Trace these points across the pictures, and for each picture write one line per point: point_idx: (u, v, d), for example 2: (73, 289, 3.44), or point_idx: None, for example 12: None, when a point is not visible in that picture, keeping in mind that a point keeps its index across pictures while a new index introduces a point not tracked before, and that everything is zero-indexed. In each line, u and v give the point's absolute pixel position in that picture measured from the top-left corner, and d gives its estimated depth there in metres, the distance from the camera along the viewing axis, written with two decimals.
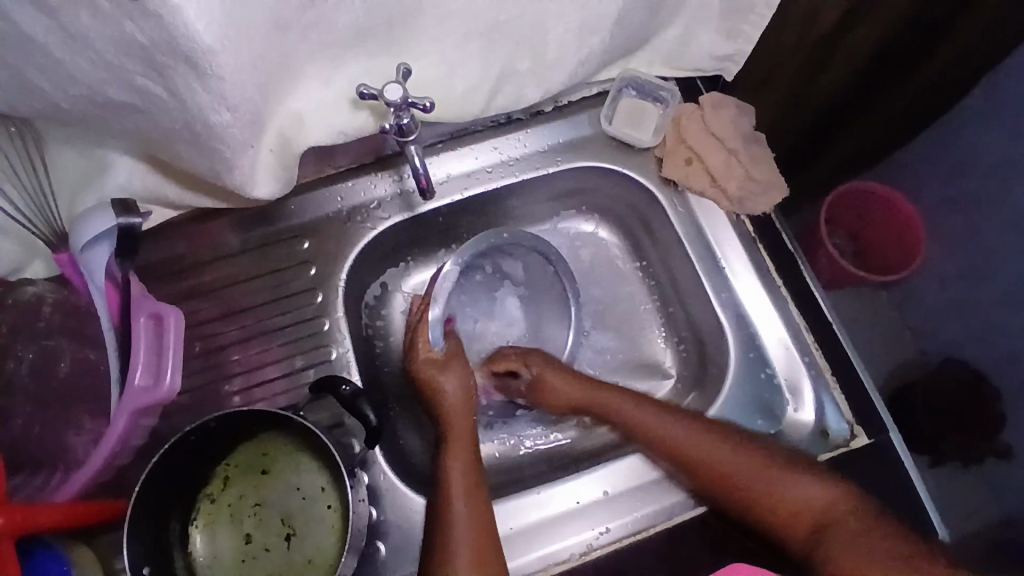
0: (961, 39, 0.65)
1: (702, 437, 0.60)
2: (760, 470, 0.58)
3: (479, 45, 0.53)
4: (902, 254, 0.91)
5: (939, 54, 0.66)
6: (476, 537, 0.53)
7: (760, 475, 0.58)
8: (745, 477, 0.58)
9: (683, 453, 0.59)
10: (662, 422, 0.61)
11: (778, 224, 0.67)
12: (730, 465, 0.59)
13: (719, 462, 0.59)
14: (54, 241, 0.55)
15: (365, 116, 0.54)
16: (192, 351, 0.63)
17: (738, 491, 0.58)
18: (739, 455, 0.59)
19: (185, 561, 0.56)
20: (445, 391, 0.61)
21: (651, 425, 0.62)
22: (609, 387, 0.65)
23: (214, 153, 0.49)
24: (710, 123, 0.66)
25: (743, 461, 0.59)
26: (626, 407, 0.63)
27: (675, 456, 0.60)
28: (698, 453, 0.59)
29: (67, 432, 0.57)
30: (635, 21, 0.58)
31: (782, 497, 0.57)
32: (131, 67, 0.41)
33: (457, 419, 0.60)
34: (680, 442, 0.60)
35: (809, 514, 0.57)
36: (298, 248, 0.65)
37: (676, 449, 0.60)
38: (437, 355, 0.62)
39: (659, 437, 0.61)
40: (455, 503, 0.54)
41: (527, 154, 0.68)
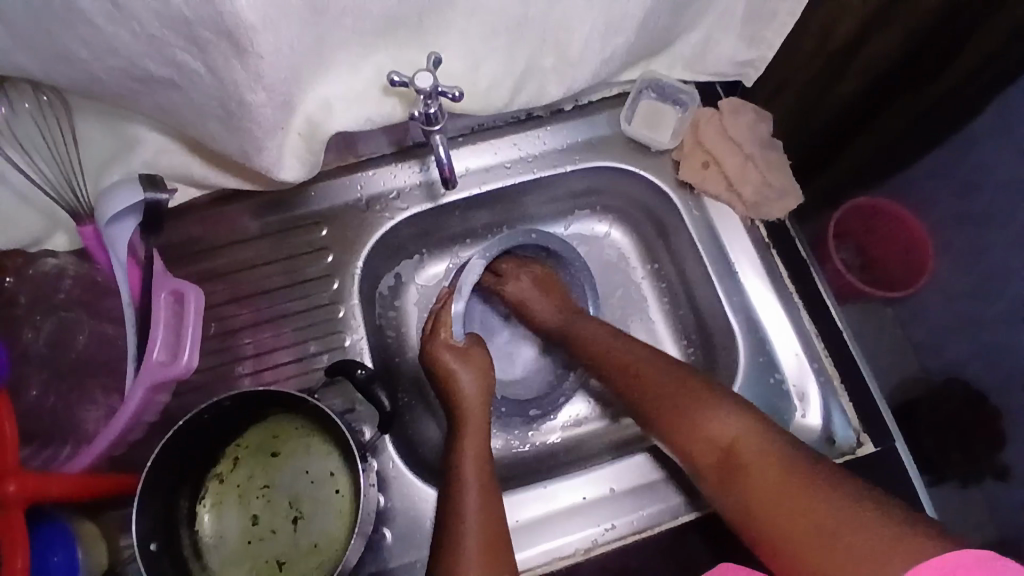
0: (979, 53, 0.64)
1: (642, 368, 0.59)
2: (683, 395, 0.55)
3: (506, 39, 0.54)
4: (906, 272, 0.93)
5: (956, 69, 0.67)
6: (486, 532, 0.52)
7: (687, 399, 0.55)
8: (673, 406, 0.55)
9: (624, 371, 0.60)
10: (614, 339, 0.63)
11: (791, 230, 0.68)
12: (666, 389, 0.56)
13: (655, 384, 0.57)
14: (82, 214, 0.55)
15: (392, 104, 0.55)
16: (207, 332, 0.63)
17: (668, 418, 0.55)
18: (667, 376, 0.57)
19: (191, 540, 0.56)
20: (461, 384, 0.61)
21: (598, 338, 0.63)
22: (578, 318, 0.66)
23: (245, 133, 0.50)
24: (727, 128, 0.66)
25: (670, 380, 0.57)
26: (586, 327, 0.65)
27: (619, 373, 0.60)
28: (640, 373, 0.59)
29: (82, 405, 0.57)
30: (660, 23, 0.59)
31: (694, 425, 0.52)
32: (172, 40, 0.42)
33: (471, 417, 0.59)
34: (626, 358, 0.60)
35: (722, 445, 0.51)
36: (316, 235, 0.66)
37: (625, 372, 0.60)
38: (456, 344, 0.63)
39: (608, 355, 0.62)
40: (468, 494, 0.54)
41: (546, 152, 0.69)
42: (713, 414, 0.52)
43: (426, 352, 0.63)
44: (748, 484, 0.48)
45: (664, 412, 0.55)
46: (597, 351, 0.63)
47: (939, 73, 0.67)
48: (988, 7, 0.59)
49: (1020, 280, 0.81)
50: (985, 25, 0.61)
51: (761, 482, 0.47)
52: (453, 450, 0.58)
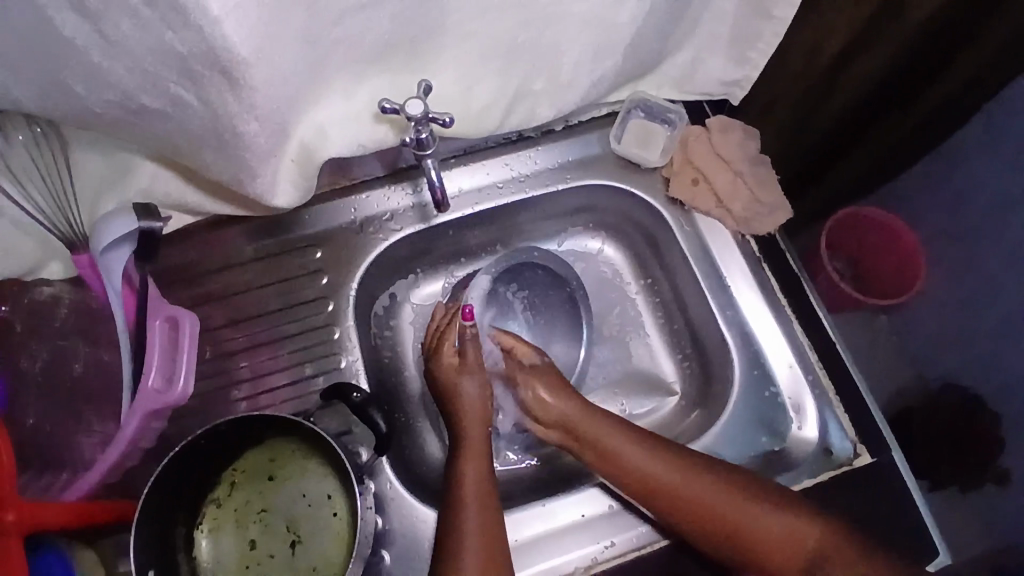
0: (966, 66, 0.66)
1: (680, 471, 0.58)
2: (738, 511, 0.56)
3: (496, 64, 0.55)
4: (901, 279, 0.93)
5: (943, 81, 0.68)
6: (486, 540, 0.53)
7: (749, 513, 0.56)
8: (721, 517, 0.56)
9: (659, 487, 0.57)
10: (647, 459, 0.58)
11: (782, 244, 0.69)
12: (717, 506, 0.57)
13: (705, 505, 0.57)
14: (76, 243, 0.56)
15: (385, 130, 0.55)
16: (203, 357, 0.63)
17: (729, 530, 0.56)
18: (708, 489, 0.57)
19: (189, 566, 0.56)
20: (464, 393, 0.61)
21: (625, 454, 0.59)
22: (594, 414, 0.61)
23: (240, 161, 0.50)
24: (716, 145, 0.67)
25: (719, 494, 0.57)
26: (610, 439, 0.60)
27: (652, 491, 0.58)
28: (692, 497, 0.57)
29: (79, 433, 0.57)
30: (647, 45, 0.60)
31: (762, 531, 0.56)
32: (166, 74, 0.43)
33: (472, 425, 0.60)
34: (663, 483, 0.57)
35: (793, 542, 0.56)
36: (311, 257, 0.66)
37: (665, 492, 0.57)
38: (461, 357, 0.63)
39: (648, 477, 0.58)
40: (469, 501, 0.55)
41: (538, 171, 0.70)
42: (779, 518, 0.56)
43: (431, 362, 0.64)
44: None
45: (722, 528, 0.57)
46: (630, 475, 0.58)
47: (925, 87, 0.68)
48: (975, 17, 0.60)
49: None
50: (973, 36, 0.62)
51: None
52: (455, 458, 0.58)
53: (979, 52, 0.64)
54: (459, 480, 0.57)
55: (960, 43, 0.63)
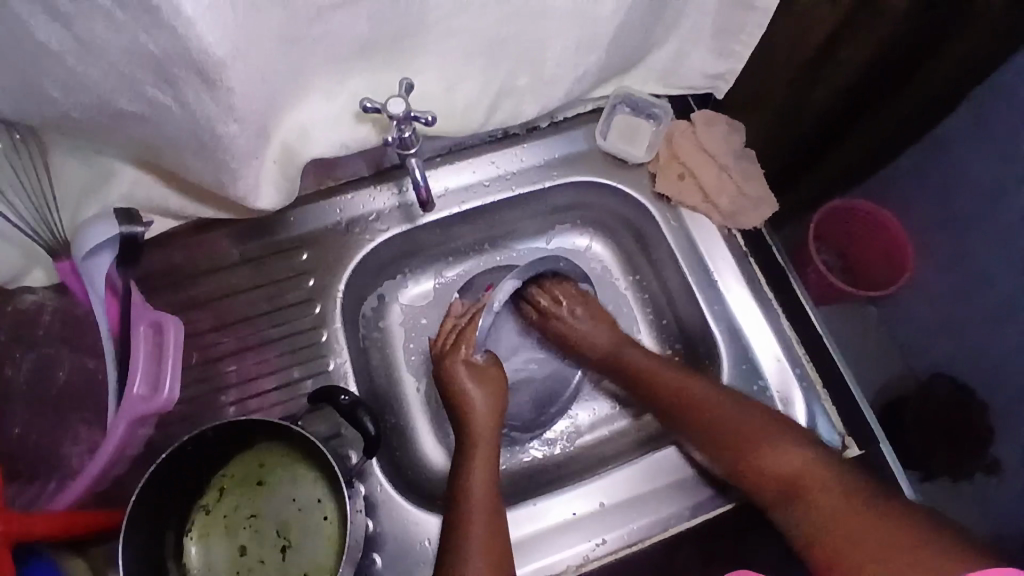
0: (945, 59, 0.66)
1: (703, 391, 0.61)
2: (757, 426, 0.58)
3: (478, 61, 0.55)
4: (890, 272, 0.94)
5: (923, 74, 0.68)
6: (491, 551, 0.53)
7: (751, 430, 0.58)
8: (736, 432, 0.58)
9: (679, 396, 0.62)
10: (687, 376, 0.62)
11: (769, 239, 0.69)
12: (737, 420, 0.58)
13: (725, 418, 0.59)
14: (58, 250, 0.55)
15: (368, 130, 0.55)
16: (189, 362, 0.63)
17: (729, 443, 0.58)
18: (728, 405, 0.59)
19: (179, 573, 0.56)
20: (475, 404, 0.61)
21: (665, 373, 0.64)
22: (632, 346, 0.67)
23: (221, 164, 0.50)
24: (701, 140, 0.68)
25: (730, 411, 0.59)
26: (653, 364, 0.65)
27: (680, 401, 0.62)
28: (698, 401, 0.61)
29: (64, 441, 0.57)
30: (629, 40, 0.60)
31: (761, 454, 0.56)
32: (142, 77, 0.42)
33: (481, 437, 0.60)
34: (694, 391, 0.61)
35: (793, 474, 0.54)
36: (297, 259, 0.66)
37: (692, 402, 0.61)
38: (475, 362, 0.63)
39: (680, 389, 0.62)
40: (472, 512, 0.55)
41: (524, 168, 0.69)
42: (792, 440, 0.56)
43: (443, 369, 0.63)
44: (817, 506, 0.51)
45: (734, 441, 0.58)
46: (671, 387, 0.63)
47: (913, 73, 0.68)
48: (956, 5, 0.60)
49: (996, 276, 0.82)
50: (953, 26, 0.62)
51: (833, 506, 0.51)
52: (462, 468, 0.58)
53: (963, 39, 0.64)
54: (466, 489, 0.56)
55: (941, 37, 0.64)
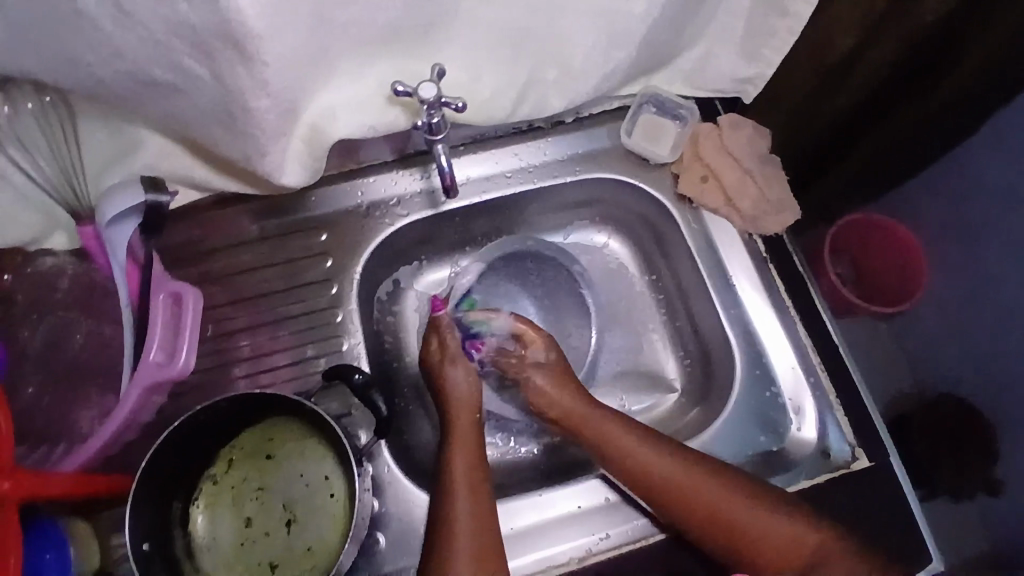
0: (967, 72, 0.65)
1: (677, 469, 0.58)
2: (743, 509, 0.57)
3: (509, 51, 0.55)
4: (906, 287, 0.93)
5: (946, 87, 0.67)
6: (478, 530, 0.53)
7: (737, 511, 0.57)
8: (718, 513, 0.57)
9: (648, 476, 0.58)
10: (655, 456, 0.58)
11: (789, 245, 0.69)
12: (724, 505, 0.57)
13: (710, 506, 0.57)
14: (82, 214, 0.55)
15: (397, 114, 0.55)
16: (205, 334, 0.63)
17: (717, 526, 0.57)
18: (704, 483, 0.57)
19: (184, 541, 0.56)
20: (451, 385, 0.62)
21: (630, 450, 0.59)
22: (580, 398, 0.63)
23: (249, 138, 0.50)
24: (726, 143, 0.67)
25: (711, 491, 0.57)
26: (616, 437, 0.60)
27: (653, 486, 0.58)
28: (681, 489, 0.57)
29: (77, 405, 0.57)
30: (660, 38, 0.59)
31: (750, 532, 0.56)
32: (178, 46, 0.43)
33: (461, 423, 0.60)
34: (668, 478, 0.58)
35: (792, 549, 0.56)
36: (317, 239, 0.66)
37: (666, 487, 0.58)
38: (449, 346, 0.63)
39: (649, 470, 0.58)
40: (456, 490, 0.55)
41: (546, 162, 0.70)
42: (770, 518, 0.56)
43: (422, 353, 0.64)
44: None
45: (723, 527, 0.57)
46: (634, 465, 0.59)
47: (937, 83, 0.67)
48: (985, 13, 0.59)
49: (1013, 298, 0.81)
50: (978, 37, 0.61)
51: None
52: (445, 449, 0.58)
53: (986, 52, 0.62)
54: (449, 468, 0.57)
55: (964, 49, 0.63)
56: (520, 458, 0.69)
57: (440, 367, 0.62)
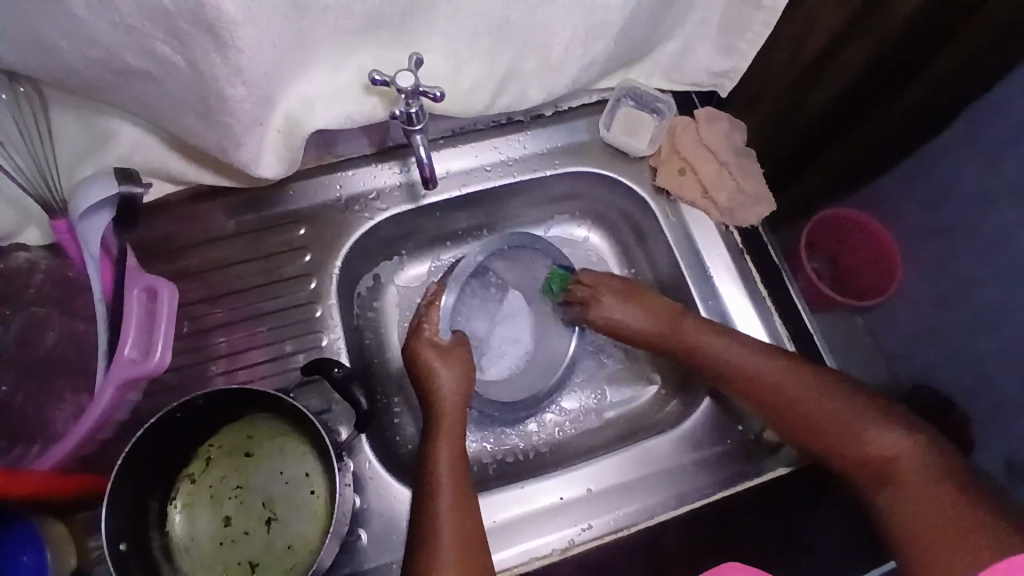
0: (946, 67, 0.67)
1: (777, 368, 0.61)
2: (829, 411, 0.59)
3: (488, 42, 0.55)
4: (879, 281, 0.95)
5: (925, 78, 0.69)
6: (459, 532, 0.53)
7: (829, 422, 0.59)
8: (808, 420, 0.59)
9: (737, 372, 0.61)
10: (732, 351, 0.62)
11: (764, 237, 0.70)
12: (812, 409, 0.59)
13: (819, 417, 0.59)
14: (54, 207, 0.54)
15: (374, 103, 0.55)
16: (181, 331, 0.62)
17: (805, 428, 0.59)
18: (801, 387, 0.60)
19: (162, 542, 0.55)
20: (440, 384, 0.60)
21: (733, 359, 0.62)
22: (685, 323, 0.64)
23: (225, 129, 0.50)
24: (703, 136, 0.68)
25: (805, 393, 0.60)
26: (708, 343, 0.63)
27: (756, 390, 0.61)
28: (767, 381, 0.61)
29: (48, 405, 0.55)
30: (639, 31, 0.60)
31: (850, 439, 0.58)
32: (152, 33, 0.42)
33: (447, 421, 0.59)
34: (789, 387, 0.60)
35: (881, 461, 0.57)
36: (294, 234, 0.65)
37: (768, 390, 0.61)
38: (440, 342, 0.62)
39: (743, 377, 0.61)
40: (441, 492, 0.55)
41: (525, 156, 0.70)
42: (864, 429, 0.58)
43: (408, 352, 0.63)
44: (906, 493, 0.55)
45: (822, 436, 0.59)
46: (733, 372, 0.62)
47: (915, 75, 0.69)
48: (968, 9, 0.61)
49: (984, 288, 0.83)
50: (959, 30, 0.63)
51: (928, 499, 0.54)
52: (429, 448, 0.58)
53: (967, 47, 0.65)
54: (434, 467, 0.56)
55: (942, 44, 0.65)
56: (508, 446, 0.69)
57: (418, 357, 0.61)
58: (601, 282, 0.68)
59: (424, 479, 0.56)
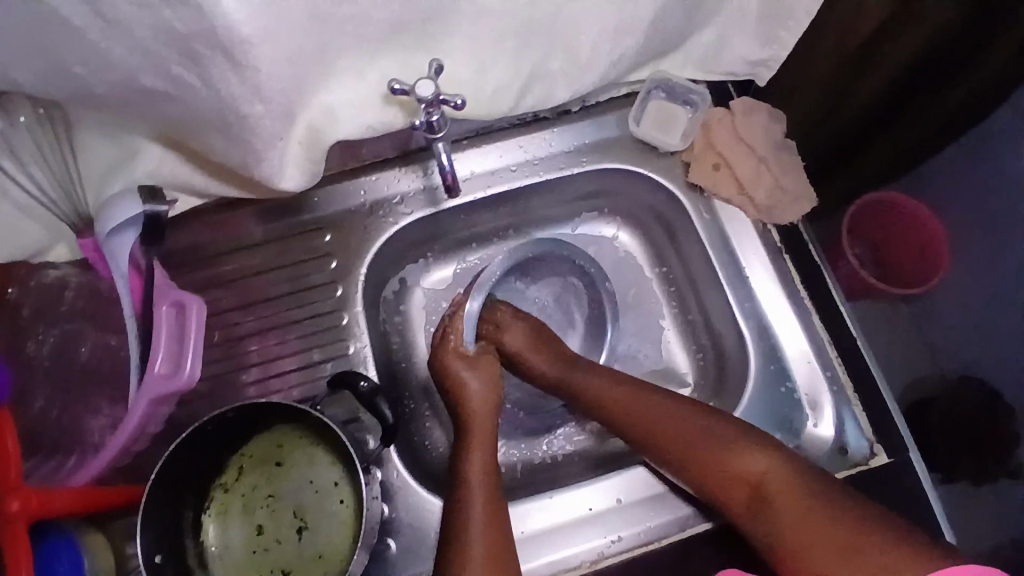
0: (992, 65, 0.64)
1: (661, 406, 0.57)
2: (692, 433, 0.55)
3: (513, 43, 0.52)
4: (924, 271, 0.89)
5: (969, 77, 0.65)
6: (492, 547, 0.52)
7: (717, 447, 0.54)
8: (695, 446, 0.55)
9: (632, 414, 0.58)
10: (623, 395, 0.59)
11: (806, 234, 0.66)
12: (681, 433, 0.56)
13: (709, 447, 0.54)
14: (82, 227, 0.55)
15: (395, 112, 0.53)
16: (212, 340, 0.63)
17: (693, 461, 0.55)
18: (690, 421, 0.56)
19: (198, 550, 0.57)
20: (470, 390, 0.60)
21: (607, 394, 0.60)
22: (576, 365, 0.62)
23: (245, 145, 0.49)
24: (740, 130, 0.65)
25: (693, 425, 0.56)
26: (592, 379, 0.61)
27: (642, 426, 0.58)
28: (649, 424, 0.57)
29: (84, 417, 0.57)
30: (671, 24, 0.57)
31: (724, 465, 0.53)
32: (167, 55, 0.41)
33: (478, 431, 0.59)
34: (677, 425, 0.56)
35: (750, 486, 0.52)
36: (320, 240, 0.65)
37: (654, 425, 0.57)
38: (468, 352, 0.61)
39: (628, 405, 0.59)
40: (474, 511, 0.54)
41: (552, 154, 0.67)
42: (740, 455, 0.53)
43: (437, 360, 0.62)
44: (783, 518, 0.50)
45: (710, 465, 0.54)
46: (613, 401, 0.59)
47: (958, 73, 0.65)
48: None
49: None
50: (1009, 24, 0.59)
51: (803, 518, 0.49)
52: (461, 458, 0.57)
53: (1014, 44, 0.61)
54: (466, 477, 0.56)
55: (992, 39, 0.61)
56: (539, 455, 0.67)
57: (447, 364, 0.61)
58: (511, 317, 0.64)
59: (456, 492, 0.55)
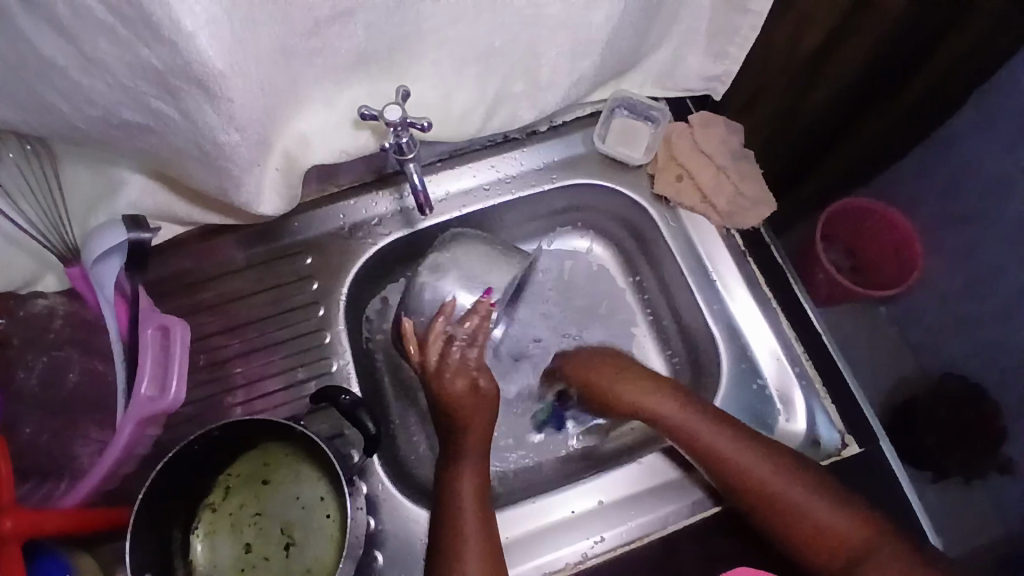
0: (945, 59, 0.66)
1: (762, 462, 0.57)
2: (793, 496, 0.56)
3: (475, 67, 0.56)
4: (897, 273, 0.92)
5: (927, 72, 0.68)
6: (484, 555, 0.54)
7: (811, 510, 0.55)
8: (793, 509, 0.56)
9: (731, 468, 0.58)
10: (724, 445, 0.58)
11: (768, 237, 0.69)
12: (778, 492, 0.56)
13: (807, 511, 0.55)
14: (68, 257, 0.57)
15: (366, 137, 0.56)
16: (197, 364, 0.64)
17: (786, 517, 0.56)
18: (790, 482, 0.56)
19: (187, 569, 0.58)
20: (462, 409, 0.59)
21: (704, 432, 0.59)
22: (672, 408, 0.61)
23: (223, 171, 0.51)
24: (699, 141, 0.68)
25: (792, 485, 0.56)
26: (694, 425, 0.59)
27: (741, 482, 0.57)
28: (748, 477, 0.57)
29: (73, 443, 0.58)
30: (625, 45, 0.60)
31: (815, 529, 0.55)
32: (145, 90, 0.44)
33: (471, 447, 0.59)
34: (776, 486, 0.56)
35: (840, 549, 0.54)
36: (301, 263, 0.67)
37: (753, 483, 0.57)
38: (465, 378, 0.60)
39: (731, 458, 0.58)
40: (467, 519, 0.55)
41: (522, 172, 0.70)
42: (834, 517, 0.55)
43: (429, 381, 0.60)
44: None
45: (802, 526, 0.55)
46: (716, 453, 0.58)
47: (916, 69, 0.68)
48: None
49: (1007, 275, 0.81)
50: (961, 20, 0.62)
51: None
52: (452, 470, 0.58)
53: (965, 40, 0.64)
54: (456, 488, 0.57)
55: (944, 34, 0.63)
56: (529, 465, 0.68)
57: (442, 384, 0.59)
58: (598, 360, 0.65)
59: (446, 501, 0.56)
